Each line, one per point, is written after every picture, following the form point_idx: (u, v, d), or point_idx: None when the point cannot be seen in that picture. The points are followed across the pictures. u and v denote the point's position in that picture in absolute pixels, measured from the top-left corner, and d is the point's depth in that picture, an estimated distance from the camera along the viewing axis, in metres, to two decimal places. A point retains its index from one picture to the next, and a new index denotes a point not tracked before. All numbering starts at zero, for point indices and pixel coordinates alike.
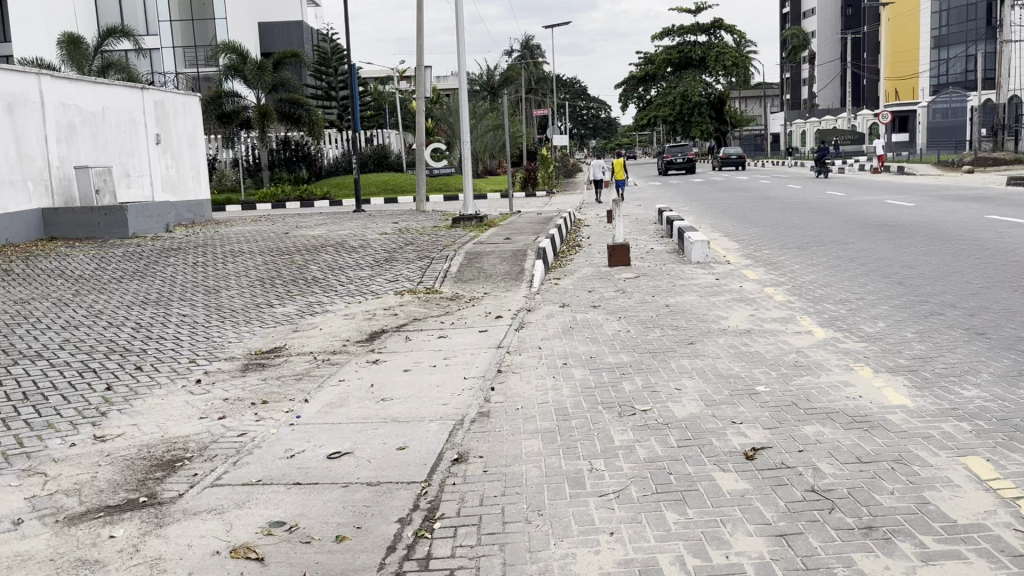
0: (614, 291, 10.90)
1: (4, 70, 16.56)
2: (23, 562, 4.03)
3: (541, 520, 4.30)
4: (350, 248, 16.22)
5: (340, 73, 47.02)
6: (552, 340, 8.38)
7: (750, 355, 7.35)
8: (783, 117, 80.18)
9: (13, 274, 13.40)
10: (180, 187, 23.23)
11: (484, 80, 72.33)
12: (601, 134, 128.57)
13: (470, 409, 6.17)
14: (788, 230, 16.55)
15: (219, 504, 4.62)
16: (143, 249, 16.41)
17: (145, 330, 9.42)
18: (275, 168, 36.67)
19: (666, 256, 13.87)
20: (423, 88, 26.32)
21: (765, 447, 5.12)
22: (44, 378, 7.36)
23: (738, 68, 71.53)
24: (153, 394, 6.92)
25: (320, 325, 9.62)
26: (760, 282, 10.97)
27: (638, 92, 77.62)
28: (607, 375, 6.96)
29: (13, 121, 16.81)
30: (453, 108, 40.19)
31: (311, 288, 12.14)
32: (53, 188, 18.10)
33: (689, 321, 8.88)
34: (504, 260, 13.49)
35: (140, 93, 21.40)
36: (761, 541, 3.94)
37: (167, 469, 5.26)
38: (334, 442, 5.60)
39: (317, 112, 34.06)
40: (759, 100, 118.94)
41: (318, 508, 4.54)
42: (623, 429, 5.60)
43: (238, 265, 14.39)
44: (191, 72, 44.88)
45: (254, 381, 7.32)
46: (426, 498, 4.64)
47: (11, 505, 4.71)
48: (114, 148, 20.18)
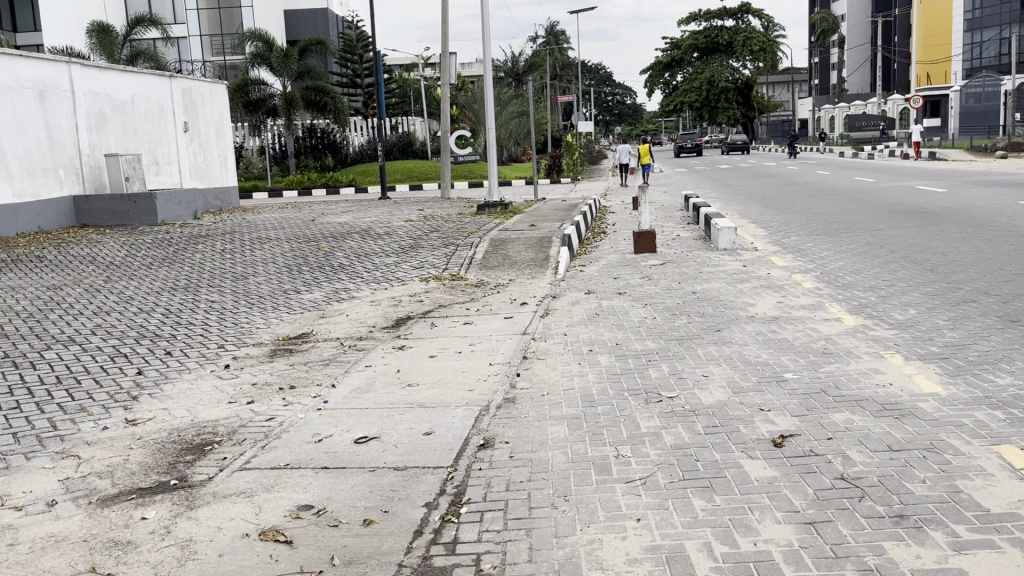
0: (641, 277, 10.84)
1: (34, 58, 16.77)
2: (56, 543, 4.09)
3: (567, 506, 4.30)
4: (375, 235, 16.27)
5: (365, 60, 46.79)
6: (577, 326, 8.36)
7: (778, 342, 7.29)
8: (812, 104, 79.23)
9: (45, 260, 13.58)
10: (209, 174, 23.39)
11: (509, 67, 72.10)
12: (626, 120, 127.68)
13: (495, 395, 6.18)
14: (817, 217, 16.35)
15: (248, 488, 4.66)
16: (171, 236, 16.57)
17: (175, 316, 9.54)
18: (301, 155, 36.84)
19: (692, 242, 13.78)
20: (448, 74, 26.15)
21: (793, 434, 5.08)
22: (76, 362, 7.47)
23: (766, 53, 70.56)
24: (183, 378, 7.01)
25: (346, 311, 9.68)
26: (788, 269, 10.87)
27: (664, 78, 76.95)
28: (633, 362, 6.93)
29: (44, 109, 17.03)
30: (478, 95, 40.20)
31: (337, 275, 12.20)
32: (84, 176, 18.31)
33: (716, 308, 8.82)
34: (529, 247, 13.47)
35: (169, 81, 21.57)
36: (789, 528, 3.91)
37: (197, 452, 5.32)
38: (362, 426, 5.64)
39: (343, 100, 34.14)
40: (787, 85, 117.58)
41: (346, 492, 4.57)
42: (649, 416, 5.58)
43: (266, 252, 14.51)
44: (218, 61, 45.10)
45: (282, 366, 7.39)
46: (452, 483, 4.66)
47: (45, 486, 4.79)
48: (144, 136, 20.39)
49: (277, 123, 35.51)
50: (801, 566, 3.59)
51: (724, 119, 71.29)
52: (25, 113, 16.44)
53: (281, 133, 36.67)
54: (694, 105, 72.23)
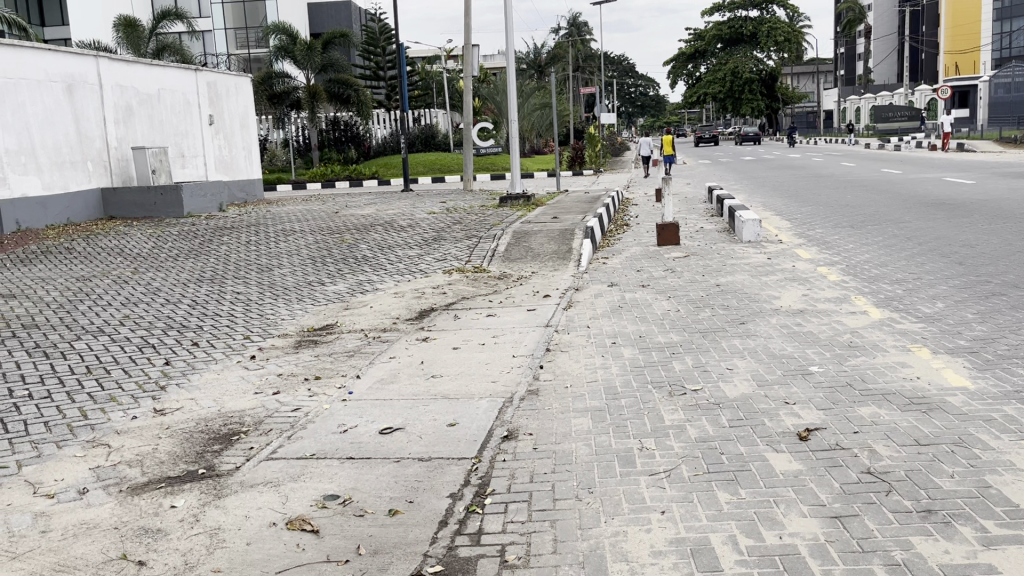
0: (664, 270, 10.79)
1: (63, 52, 16.96)
2: (88, 530, 4.16)
3: (591, 498, 4.31)
4: (398, 227, 16.32)
5: (388, 52, 46.85)
6: (600, 319, 8.35)
7: (803, 335, 7.24)
8: (837, 94, 78.39)
9: (73, 252, 13.76)
10: (234, 167, 23.55)
11: (532, 58, 71.75)
12: (649, 112, 126.80)
13: (518, 387, 6.19)
14: (842, 210, 16.16)
15: (275, 477, 4.71)
16: (197, 228, 16.73)
17: (201, 307, 9.63)
18: (324, 148, 36.98)
19: (716, 235, 13.71)
20: (470, 67, 26.03)
21: (819, 428, 5.05)
22: (105, 352, 7.58)
23: (791, 43, 69.79)
24: (210, 369, 7.09)
25: (370, 303, 9.74)
26: (813, 262, 10.78)
27: (688, 69, 76.51)
28: (657, 354, 6.91)
29: (72, 102, 17.22)
30: (501, 87, 40.23)
31: (361, 267, 12.25)
32: (111, 168, 18.52)
33: (740, 300, 8.77)
34: (551, 239, 13.47)
35: (194, 75, 21.74)
36: (816, 522, 3.90)
37: (224, 442, 5.38)
38: (386, 417, 5.68)
39: (366, 92, 34.22)
40: (813, 76, 116.38)
41: (371, 482, 4.61)
42: (673, 408, 5.57)
43: (290, 243, 14.61)
44: (243, 54, 45.21)
45: (307, 358, 7.44)
46: (477, 473, 4.68)
47: (76, 474, 4.88)
48: (169, 129, 20.57)
49: (301, 115, 35.71)
50: (827, 560, 3.58)
51: (748, 110, 70.69)
52: (53, 106, 16.65)
53: (304, 126, 36.83)
54: (718, 97, 71.62)
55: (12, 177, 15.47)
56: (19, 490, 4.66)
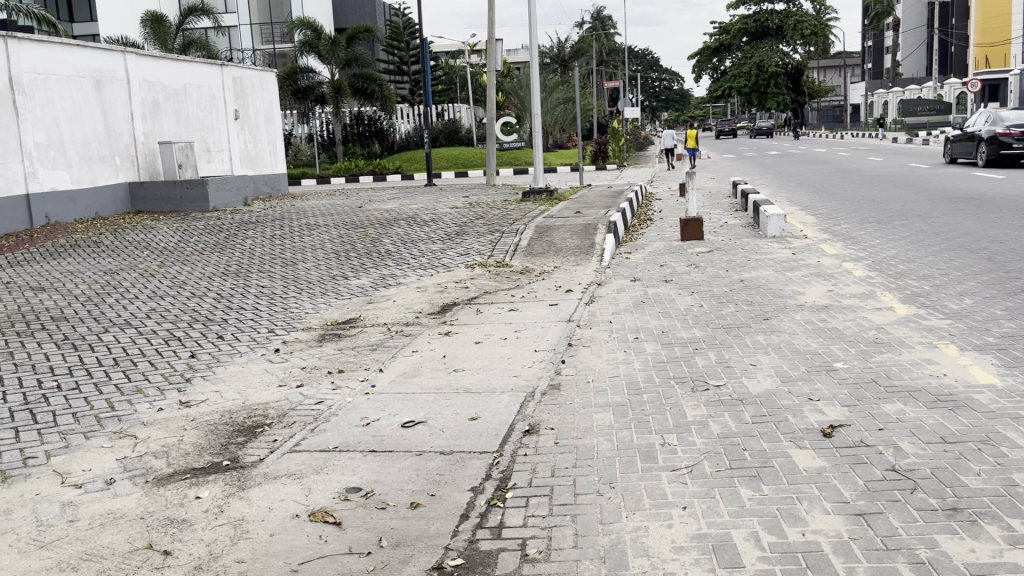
0: (687, 265, 10.73)
1: (91, 48, 17.16)
2: (115, 520, 4.22)
3: (613, 493, 4.30)
4: (421, 222, 16.34)
5: (412, 47, 46.88)
6: (623, 314, 8.33)
7: (828, 331, 7.17)
8: (865, 89, 77.52)
9: (102, 245, 13.94)
10: (259, 162, 23.71)
11: (555, 53, 71.36)
12: (673, 107, 125.74)
13: (540, 381, 6.20)
14: (868, 205, 15.96)
15: (298, 470, 4.75)
16: (223, 222, 16.87)
17: (226, 300, 9.71)
18: (349, 143, 37.13)
19: (741, 230, 13.62)
20: (494, 62, 25.94)
21: (843, 425, 5.00)
22: (133, 345, 7.67)
23: (818, 37, 69.03)
24: (234, 362, 7.15)
25: (393, 297, 9.77)
26: (839, 257, 10.67)
27: (712, 63, 76.06)
28: (679, 350, 6.88)
29: (100, 98, 17.43)
30: (524, 82, 40.22)
31: (385, 261, 12.29)
32: (138, 163, 18.71)
33: (764, 296, 8.72)
34: (575, 233, 13.44)
35: (220, 70, 21.90)
36: (839, 520, 3.87)
37: (249, 434, 5.43)
38: (408, 411, 5.69)
39: (391, 87, 34.29)
40: (839, 70, 115.17)
41: (393, 475, 4.64)
42: (697, 404, 5.55)
43: (314, 238, 14.70)
44: (267, 49, 45.34)
45: (331, 351, 7.49)
46: (498, 467, 4.69)
47: (104, 465, 4.95)
48: (195, 124, 20.76)
49: (325, 111, 35.88)
50: (851, 558, 3.55)
51: (773, 104, 70.03)
52: (82, 101, 16.86)
53: (329, 120, 37.01)
54: (743, 91, 70.94)
55: (42, 172, 15.67)
56: (48, 480, 4.74)
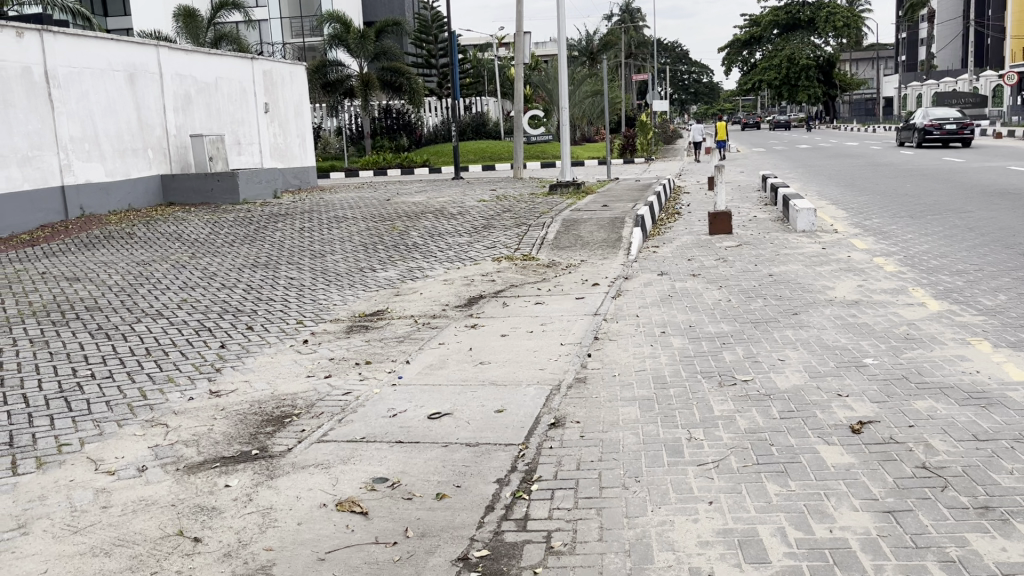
0: (716, 260, 10.67)
1: (125, 42, 17.40)
2: (146, 507, 4.30)
3: (639, 486, 4.30)
4: (449, 215, 16.37)
5: (440, 40, 46.87)
6: (650, 308, 8.29)
7: (858, 326, 7.10)
8: (899, 82, 76.31)
9: (135, 237, 14.12)
10: (288, 155, 23.87)
11: (583, 46, 70.90)
12: (701, 100, 124.42)
13: (566, 375, 6.20)
14: (899, 199, 15.75)
15: (325, 459, 4.80)
16: (253, 215, 17.02)
17: (256, 292, 9.81)
18: (377, 136, 37.17)
19: (770, 223, 13.51)
20: (522, 55, 25.88)
21: (872, 421, 4.95)
22: (164, 335, 7.77)
23: (850, 28, 67.96)
24: (264, 353, 7.23)
25: (420, 289, 9.82)
26: (870, 252, 10.55)
27: (742, 56, 75.36)
28: (706, 344, 6.84)
29: (134, 90, 17.67)
30: (552, 75, 40.19)
31: (412, 254, 12.34)
32: (170, 155, 18.95)
33: (794, 291, 8.64)
34: (602, 227, 13.41)
35: (250, 63, 22.08)
36: (867, 517, 3.83)
37: (277, 424, 5.49)
38: (434, 403, 5.72)
39: (419, 80, 34.34)
40: (872, 63, 113.25)
41: (420, 466, 4.66)
42: (723, 399, 5.52)
43: (343, 231, 14.78)
44: (297, 43, 45.55)
45: (358, 343, 7.54)
46: (523, 460, 4.69)
47: (136, 452, 5.03)
48: (226, 117, 20.95)
49: (354, 104, 36.09)
50: (879, 555, 3.52)
51: (804, 97, 69.13)
52: (116, 94, 17.08)
53: (357, 114, 37.10)
54: (774, 84, 70.13)
55: (77, 164, 15.92)
56: (82, 466, 4.83)
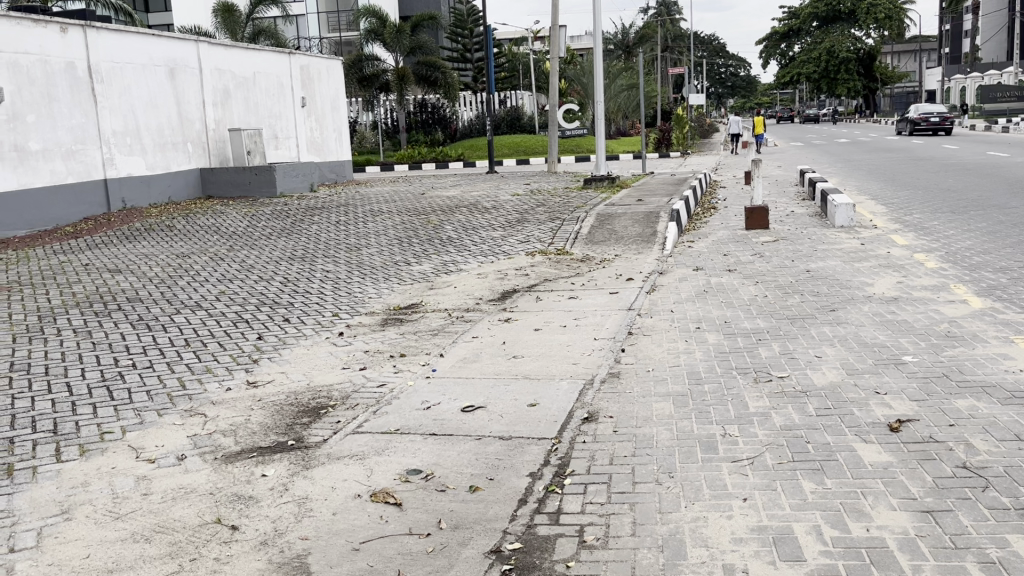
0: (752, 255, 10.57)
1: (165, 38, 17.66)
2: (186, 494, 4.38)
3: (672, 482, 4.28)
4: (483, 209, 16.41)
5: (476, 34, 46.86)
6: (685, 303, 8.24)
7: (897, 323, 7.00)
8: (942, 75, 74.79)
9: (175, 230, 14.33)
10: (325, 149, 24.06)
11: (619, 39, 70.50)
12: (738, 94, 123.03)
13: (600, 369, 6.19)
14: (941, 194, 15.48)
15: (360, 451, 4.84)
16: (290, 208, 17.19)
17: (293, 284, 9.93)
18: (412, 130, 37.35)
19: (807, 219, 13.33)
20: (557, 49, 25.70)
21: (911, 420, 4.87)
22: (202, 327, 7.90)
23: (892, 20, 66.65)
24: (300, 344, 7.32)
25: (454, 283, 9.85)
26: (910, 248, 10.37)
27: (781, 49, 74.47)
28: (742, 340, 6.79)
29: (174, 85, 17.93)
30: (588, 68, 40.10)
31: (447, 248, 12.38)
32: (209, 149, 19.21)
33: (831, 287, 8.52)
34: (636, 221, 13.34)
35: (288, 58, 22.27)
36: (906, 516, 3.78)
37: (313, 415, 5.55)
38: (468, 396, 5.75)
39: (454, 75, 34.42)
40: (913, 56, 111.09)
41: (453, 459, 4.69)
42: (759, 395, 5.47)
43: (378, 224, 14.88)
44: (334, 37, 45.88)
45: (392, 335, 7.60)
46: (557, 454, 4.70)
47: (175, 441, 5.12)
48: (264, 111, 21.17)
49: (390, 98, 36.28)
50: (917, 555, 3.47)
51: (844, 91, 68.12)
52: (157, 89, 17.34)
53: (393, 108, 37.25)
54: (812, 77, 69.19)
55: (119, 158, 16.21)
56: (123, 454, 4.93)
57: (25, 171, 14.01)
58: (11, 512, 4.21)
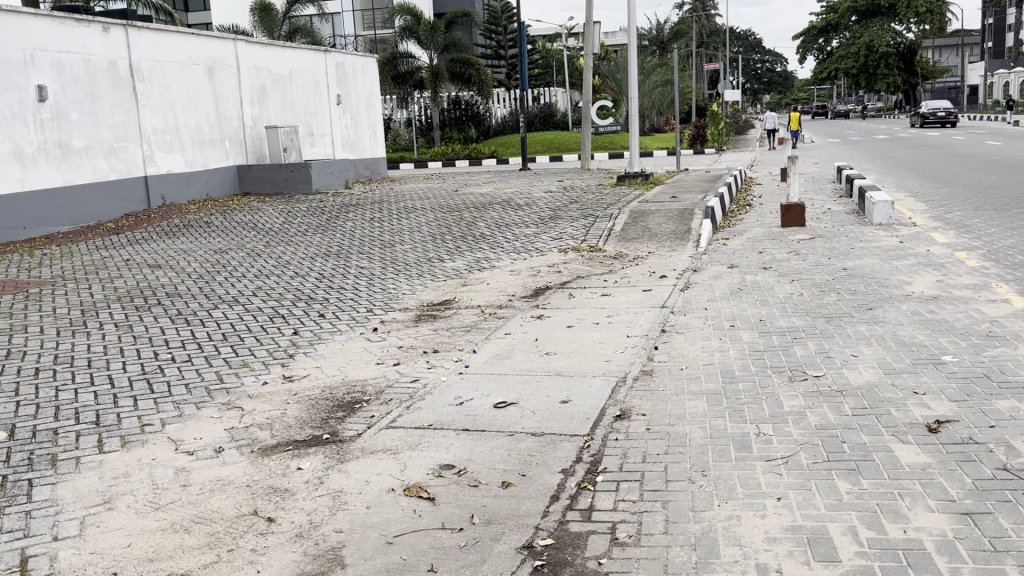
0: (788, 252, 10.45)
1: (204, 37, 17.90)
2: (223, 486, 4.45)
3: (705, 480, 4.27)
4: (515, 206, 16.42)
5: (510, 31, 46.85)
6: (719, 301, 8.19)
7: (937, 322, 6.90)
8: (985, 69, 73.23)
9: (212, 226, 14.55)
10: (359, 145, 24.23)
11: (654, 35, 70.05)
12: (774, 89, 121.52)
13: (633, 367, 6.18)
14: (983, 192, 15.16)
15: (393, 445, 4.89)
16: (325, 205, 17.32)
17: (328, 280, 10.01)
18: (446, 127, 37.72)
19: (845, 216, 13.16)
20: (591, 46, 25.57)
21: (951, 420, 4.80)
22: (239, 321, 8.02)
23: (933, 14, 65.22)
24: (335, 340, 7.40)
25: (487, 280, 9.88)
26: (950, 246, 10.19)
27: (818, 44, 73.58)
28: (777, 339, 6.73)
29: (212, 83, 18.18)
30: (622, 65, 39.93)
31: (479, 244, 12.42)
32: (246, 146, 19.45)
33: (869, 285, 8.41)
34: (670, 218, 13.27)
35: (323, 56, 22.48)
36: (944, 518, 3.73)
37: (347, 409, 5.61)
38: (500, 392, 5.77)
39: (487, 72, 34.47)
40: (954, 49, 108.80)
41: (486, 454, 4.72)
42: (794, 394, 5.42)
43: (413, 221, 14.95)
44: (369, 35, 46.19)
45: (426, 331, 7.65)
46: (588, 451, 4.70)
47: (213, 433, 5.21)
48: (301, 109, 21.39)
49: (424, 96, 36.47)
50: (956, 558, 3.42)
51: (883, 86, 67.00)
52: (195, 87, 17.59)
53: (427, 105, 37.45)
54: (851, 73, 68.12)
55: (159, 155, 16.48)
56: (163, 446, 5.02)
57: (69, 168, 14.31)
58: (54, 502, 4.31)
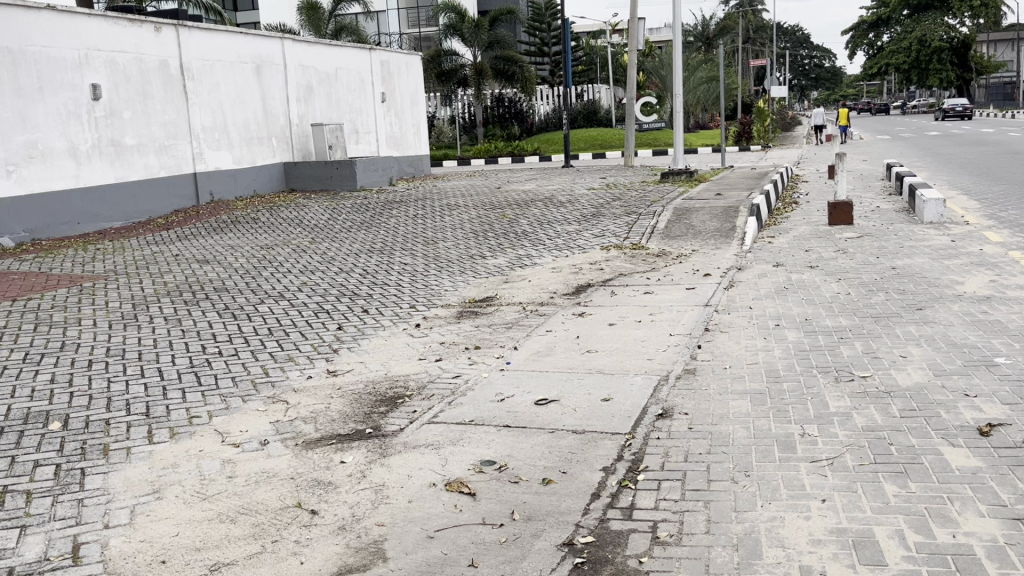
0: (836, 251, 10.29)
1: (252, 36, 18.17)
2: (268, 478, 4.53)
3: (748, 481, 4.22)
4: (558, 203, 16.36)
5: (554, 27, 46.73)
6: (764, 300, 8.08)
7: (989, 323, 6.73)
8: None
9: (259, 222, 14.76)
10: (403, 143, 24.39)
11: (699, 31, 69.31)
12: (823, 86, 119.51)
13: (675, 366, 6.12)
14: None
15: (435, 440, 4.92)
16: (369, 202, 17.45)
17: (371, 277, 10.10)
18: (489, 124, 37.72)
19: (894, 214, 12.89)
20: (635, 41, 25.35)
21: (1003, 423, 4.69)
22: (284, 316, 8.14)
23: (988, 9, 63.33)
24: (378, 335, 7.46)
25: (529, 277, 9.88)
26: (1004, 246, 9.93)
27: (868, 39, 72.18)
28: (824, 339, 6.63)
29: (260, 81, 18.44)
30: (666, 61, 39.59)
31: (521, 241, 12.42)
32: (292, 144, 19.69)
33: (919, 285, 8.23)
34: (715, 216, 13.12)
35: (369, 53, 22.65)
36: (995, 523, 3.65)
37: (389, 404, 5.67)
38: (542, 388, 5.78)
39: (530, 69, 34.42)
40: (1011, 44, 105.63)
41: (527, 450, 4.73)
42: (840, 395, 5.34)
43: (455, 218, 14.99)
44: (414, 33, 46.47)
45: (467, 328, 7.68)
46: (630, 450, 4.68)
47: (259, 426, 5.30)
48: (346, 106, 21.59)
49: (467, 93, 36.58)
50: (1006, 564, 3.34)
51: (935, 82, 65.44)
52: (244, 86, 17.87)
53: (470, 102, 37.54)
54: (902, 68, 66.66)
55: (207, 153, 16.78)
56: (210, 438, 5.13)
57: (122, 165, 14.66)
58: (106, 491, 4.43)
